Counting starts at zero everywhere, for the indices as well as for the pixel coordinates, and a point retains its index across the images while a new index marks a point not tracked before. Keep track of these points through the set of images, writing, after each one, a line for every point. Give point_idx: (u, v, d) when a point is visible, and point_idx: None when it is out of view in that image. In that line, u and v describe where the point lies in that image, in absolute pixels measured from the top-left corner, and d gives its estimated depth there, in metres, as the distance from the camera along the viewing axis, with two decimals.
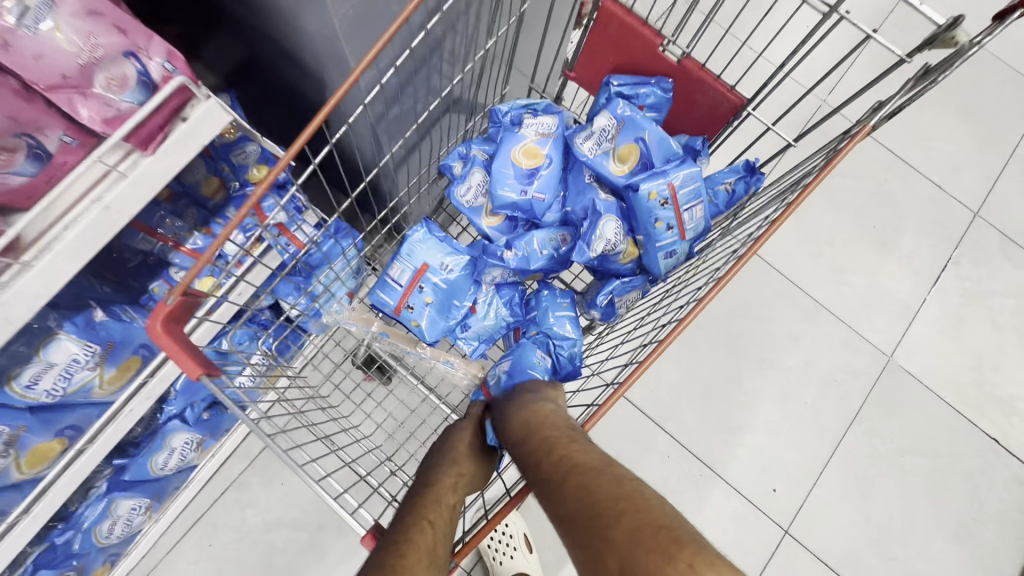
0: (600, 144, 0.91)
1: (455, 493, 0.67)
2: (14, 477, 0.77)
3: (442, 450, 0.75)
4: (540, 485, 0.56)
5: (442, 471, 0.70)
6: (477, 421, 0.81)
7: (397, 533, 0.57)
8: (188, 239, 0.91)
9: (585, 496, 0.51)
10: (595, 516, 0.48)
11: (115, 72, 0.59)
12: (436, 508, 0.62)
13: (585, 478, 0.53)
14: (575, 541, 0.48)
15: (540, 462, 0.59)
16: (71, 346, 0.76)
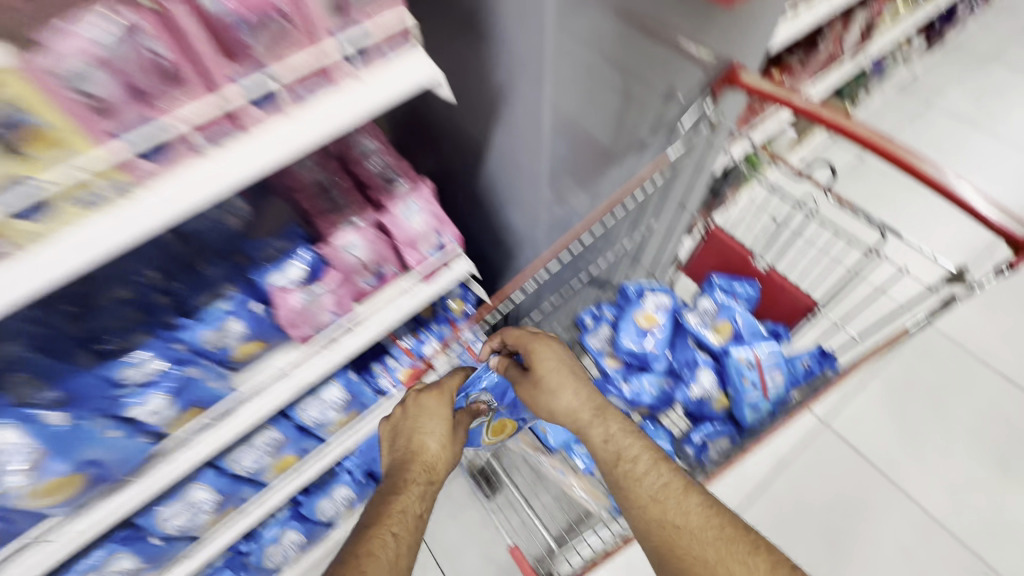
0: (703, 319, 1.24)
1: (420, 498, 0.86)
2: (266, 475, 1.13)
3: (405, 454, 0.94)
4: (655, 495, 0.81)
5: (409, 475, 0.89)
6: (436, 430, 0.98)
7: (361, 546, 0.75)
8: (404, 338, 1.28)
9: (714, 519, 0.78)
10: (728, 538, 0.75)
11: (430, 240, 1.03)
12: (402, 515, 0.81)
13: (709, 506, 0.79)
14: (704, 549, 0.75)
15: (655, 474, 0.84)
16: (336, 391, 1.15)
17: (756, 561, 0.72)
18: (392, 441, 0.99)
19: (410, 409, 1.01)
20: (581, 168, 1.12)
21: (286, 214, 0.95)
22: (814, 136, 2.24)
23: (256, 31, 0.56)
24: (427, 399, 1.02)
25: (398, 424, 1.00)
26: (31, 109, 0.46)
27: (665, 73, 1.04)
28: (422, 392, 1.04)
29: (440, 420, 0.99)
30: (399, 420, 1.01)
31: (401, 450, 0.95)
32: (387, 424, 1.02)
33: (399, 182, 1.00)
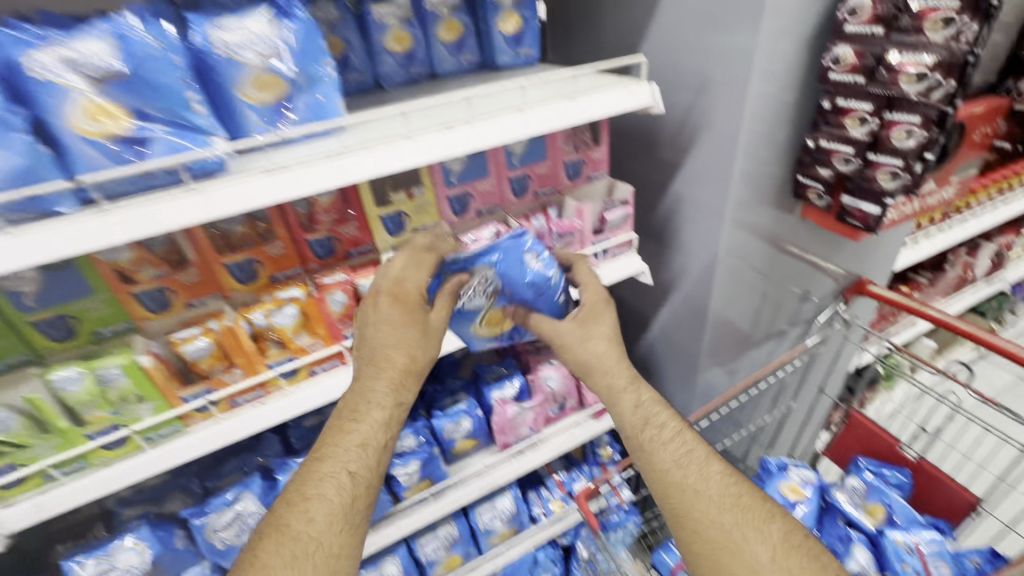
0: (853, 498, 1.29)
1: (382, 425, 0.74)
2: (435, 570, 1.31)
3: (373, 366, 0.75)
4: (677, 461, 0.77)
5: (373, 395, 0.74)
6: (408, 334, 0.77)
7: (306, 485, 0.68)
8: (558, 471, 1.49)
9: (734, 488, 0.74)
10: (747, 509, 0.72)
11: None
12: (360, 451, 0.71)
13: (731, 476, 0.75)
14: (720, 517, 0.71)
15: (679, 439, 0.79)
16: (506, 502, 1.35)
17: (773, 530, 0.69)
18: (364, 355, 0.78)
19: (370, 315, 0.77)
20: (733, 347, 1.37)
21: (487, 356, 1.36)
22: (960, 349, 2.25)
23: (561, 239, 0.97)
24: (408, 284, 0.78)
25: (373, 331, 0.77)
26: None
27: (802, 280, 1.33)
28: (394, 297, 0.77)
29: (414, 330, 0.77)
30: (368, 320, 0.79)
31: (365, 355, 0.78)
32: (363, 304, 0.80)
33: None
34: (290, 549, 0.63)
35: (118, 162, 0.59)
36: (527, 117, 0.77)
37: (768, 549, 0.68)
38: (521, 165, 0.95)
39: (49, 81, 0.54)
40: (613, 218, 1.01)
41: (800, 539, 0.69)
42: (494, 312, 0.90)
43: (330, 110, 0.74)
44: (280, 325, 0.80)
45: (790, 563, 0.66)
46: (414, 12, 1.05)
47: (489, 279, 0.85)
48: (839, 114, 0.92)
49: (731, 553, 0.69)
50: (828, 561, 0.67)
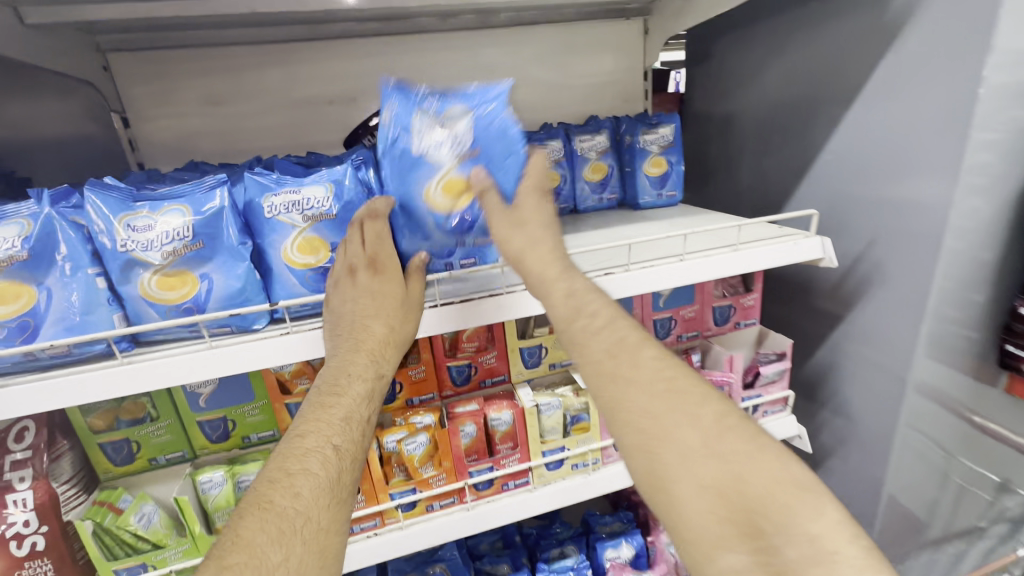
0: None
1: (367, 398, 0.59)
2: None
3: (352, 338, 0.60)
4: (607, 350, 0.53)
5: (355, 366, 0.59)
6: (387, 298, 0.62)
7: (286, 463, 0.51)
8: None
9: (667, 373, 0.51)
10: (681, 395, 0.50)
11: None
12: (346, 425, 0.56)
13: (668, 360, 0.53)
14: (649, 405, 0.49)
15: (609, 328, 0.55)
16: None
17: (707, 414, 0.48)
18: (333, 328, 0.61)
19: (344, 293, 0.62)
20: (914, 540, 1.09)
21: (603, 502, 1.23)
22: None
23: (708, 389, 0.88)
24: (388, 257, 0.63)
25: (345, 307, 0.61)
26: (588, 412, 0.84)
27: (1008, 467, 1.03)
28: (378, 270, 0.62)
29: (395, 297, 0.63)
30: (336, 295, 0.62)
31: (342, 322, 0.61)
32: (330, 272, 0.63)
33: None
34: (276, 531, 0.46)
35: (315, 290, 0.65)
36: (687, 266, 0.74)
37: (699, 434, 0.47)
38: (667, 307, 0.90)
39: (277, 219, 0.62)
40: (768, 372, 0.90)
41: (737, 421, 0.48)
42: (452, 177, 0.64)
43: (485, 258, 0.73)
44: (410, 453, 0.78)
45: (726, 447, 0.46)
46: (565, 155, 1.12)
47: (466, 133, 0.64)
48: None
49: (658, 444, 0.47)
50: (771, 444, 0.47)
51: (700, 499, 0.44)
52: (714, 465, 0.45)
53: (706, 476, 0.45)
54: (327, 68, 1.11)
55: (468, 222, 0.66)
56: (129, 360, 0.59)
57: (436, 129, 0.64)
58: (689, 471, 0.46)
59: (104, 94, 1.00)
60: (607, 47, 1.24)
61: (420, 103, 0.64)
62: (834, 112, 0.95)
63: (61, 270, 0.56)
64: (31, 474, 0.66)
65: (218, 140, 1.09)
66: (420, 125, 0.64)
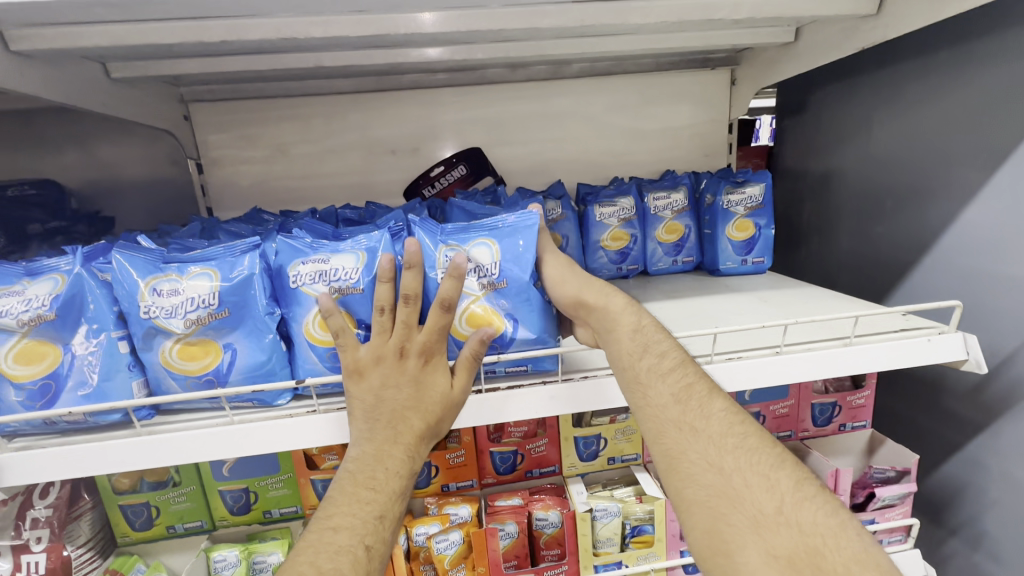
0: None
1: (400, 496, 0.50)
2: None
3: (392, 426, 0.52)
4: (676, 398, 0.49)
5: (393, 459, 0.51)
6: (437, 381, 0.54)
7: (318, 559, 0.43)
8: None
9: (740, 426, 0.47)
10: (753, 453, 0.45)
11: None
12: (379, 524, 0.47)
13: (741, 419, 0.48)
14: (714, 458, 0.45)
15: (680, 372, 0.51)
16: None
17: (782, 477, 0.43)
18: (370, 410, 0.52)
19: (386, 374, 0.53)
20: None
21: None
22: None
23: None
24: (438, 343, 0.55)
25: (386, 393, 0.53)
26: (653, 522, 0.70)
27: None
28: (425, 357, 0.54)
29: (440, 386, 0.54)
30: (376, 374, 0.53)
31: (386, 399, 0.52)
32: (352, 348, 0.54)
33: None
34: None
35: (335, 369, 0.57)
36: (785, 361, 0.60)
37: (771, 497, 0.41)
38: (754, 401, 0.76)
39: (301, 290, 0.56)
40: (886, 496, 0.72)
41: (816, 493, 0.42)
42: (478, 307, 0.57)
43: (544, 339, 0.58)
44: (440, 553, 0.67)
45: (802, 519, 0.40)
46: (637, 213, 1.02)
47: (492, 265, 0.57)
48: None
49: (729, 503, 0.42)
50: (852, 518, 0.41)
51: (770, 571, 0.38)
52: (790, 531, 0.39)
53: (778, 544, 0.39)
54: (395, 117, 1.10)
55: (498, 348, 0.58)
56: (148, 431, 0.55)
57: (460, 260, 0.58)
58: (758, 535, 0.40)
59: (183, 144, 1.03)
60: (688, 98, 1.15)
61: (445, 234, 0.58)
62: (968, 178, 0.79)
63: (85, 330, 0.53)
64: (48, 535, 0.62)
65: (285, 187, 1.10)
66: (443, 257, 0.57)
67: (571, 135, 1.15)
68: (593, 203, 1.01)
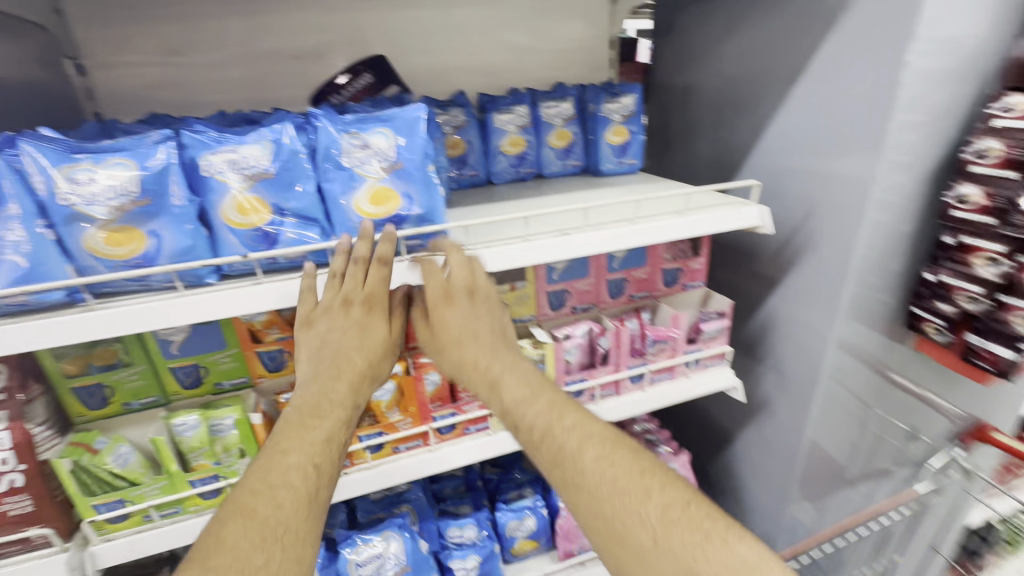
0: None
1: (344, 426, 0.64)
2: None
3: (336, 365, 0.66)
4: (555, 457, 0.62)
5: (336, 391, 0.65)
6: (371, 333, 0.69)
7: (272, 475, 0.55)
8: None
9: (610, 470, 0.60)
10: (627, 495, 0.58)
11: None
12: (326, 446, 0.60)
13: (612, 459, 0.61)
14: (603, 514, 0.58)
15: (550, 435, 0.64)
16: None
17: (654, 515, 0.57)
18: (315, 352, 0.66)
19: (332, 318, 0.66)
20: (825, 476, 1.24)
21: None
22: None
23: (654, 345, 0.97)
24: (379, 286, 0.67)
25: (331, 336, 0.66)
26: (545, 362, 0.91)
27: (910, 416, 1.20)
28: (367, 301, 0.67)
29: (380, 328, 0.70)
30: (321, 321, 0.66)
31: (327, 350, 0.67)
32: (307, 296, 0.66)
33: (662, 445, 1.28)
34: (258, 540, 0.50)
35: (254, 249, 0.67)
36: (637, 229, 0.81)
37: (650, 535, 0.56)
38: (620, 268, 0.98)
39: (214, 178, 0.63)
40: (709, 329, 0.99)
41: (681, 514, 0.57)
42: (379, 186, 0.69)
43: (437, 215, 0.72)
44: (377, 399, 0.84)
45: (676, 544, 0.55)
46: (531, 121, 1.15)
47: (388, 149, 0.68)
48: (964, 252, 0.89)
49: (622, 543, 0.57)
50: (715, 525, 0.56)
51: None
52: (672, 563, 0.54)
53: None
54: (293, 22, 1.09)
55: (397, 224, 0.71)
56: (102, 307, 0.61)
57: (362, 147, 0.68)
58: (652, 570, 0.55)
59: (54, 39, 0.96)
60: (577, 14, 1.27)
61: (344, 125, 0.68)
62: (781, 90, 1.02)
63: (6, 218, 0.57)
64: (7, 415, 0.67)
65: (182, 92, 1.07)
66: (345, 144, 0.67)
67: (470, 46, 1.22)
68: (492, 111, 1.12)
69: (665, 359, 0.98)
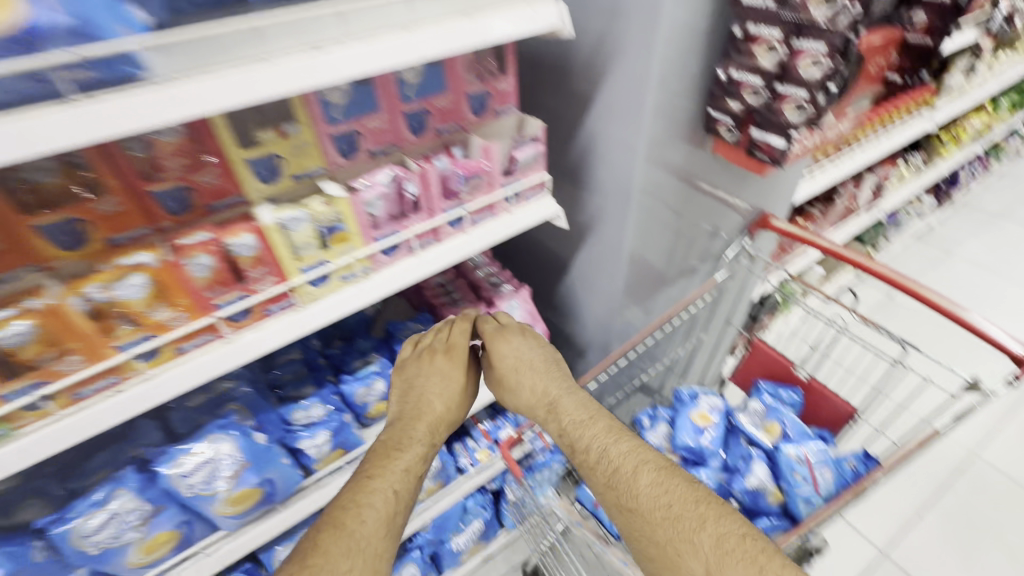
0: (753, 420, 1.39)
1: (422, 458, 0.90)
2: (359, 534, 1.29)
3: (417, 406, 0.98)
4: (610, 481, 0.82)
5: (416, 428, 0.94)
6: (450, 387, 1.03)
7: (360, 496, 0.79)
8: (483, 422, 1.52)
9: (663, 497, 0.76)
10: (677, 520, 0.73)
11: (525, 333, 1.29)
12: (405, 474, 0.85)
13: (666, 485, 0.78)
14: (660, 534, 0.73)
15: (605, 459, 0.83)
16: (430, 459, 1.32)
17: (701, 538, 0.70)
18: (405, 391, 1.02)
19: (425, 367, 1.03)
20: (645, 282, 1.38)
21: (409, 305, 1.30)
22: (843, 273, 2.49)
23: (467, 182, 0.89)
24: (456, 346, 1.05)
25: (418, 380, 1.02)
26: (344, 220, 0.78)
27: (710, 215, 1.35)
28: (451, 355, 1.05)
29: (458, 376, 1.04)
30: (401, 373, 1.04)
31: (411, 395, 1.00)
32: (410, 354, 1.06)
33: (504, 285, 1.28)
34: (344, 548, 0.71)
35: None
36: (414, 39, 0.65)
37: (699, 560, 0.69)
38: (417, 97, 0.83)
39: None
40: (524, 158, 0.93)
41: (733, 545, 0.68)
42: None
43: (104, 30, 0.51)
44: (126, 299, 0.66)
45: (723, 569, 0.67)
46: None
47: None
48: (749, 42, 0.91)
49: (668, 559, 0.72)
50: (764, 558, 0.67)
51: None
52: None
53: None
54: None
55: (31, 42, 0.48)
56: None
57: None
58: None
59: None
60: None
61: None
62: None
63: None
64: None
65: None
66: None
67: None
68: None
69: (484, 196, 0.93)
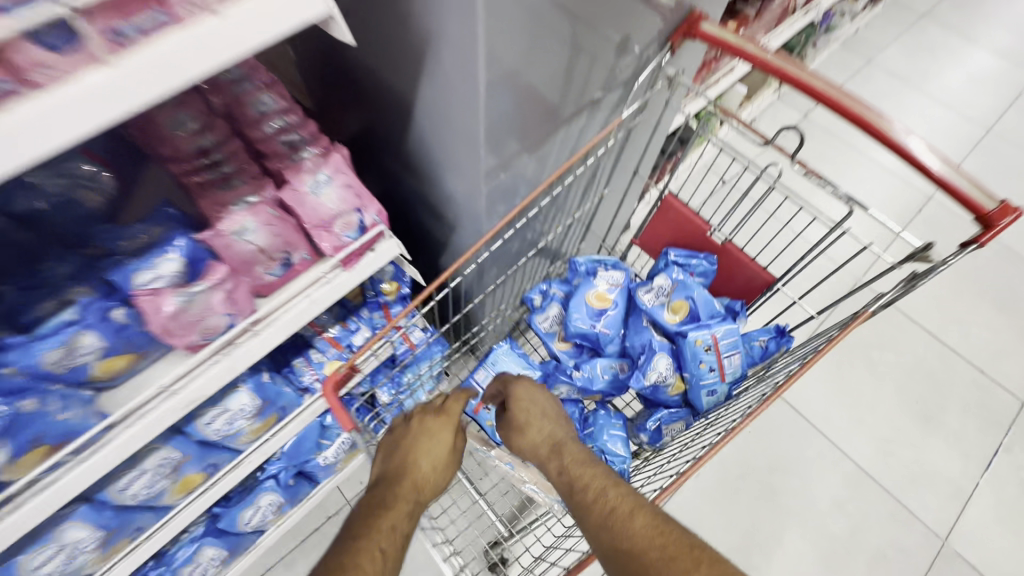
0: (658, 298, 1.13)
1: (406, 517, 0.85)
2: (164, 499, 0.97)
3: (403, 459, 0.93)
4: (603, 523, 0.76)
5: (400, 486, 0.89)
6: (433, 450, 0.96)
7: (346, 560, 0.72)
8: (330, 328, 1.19)
9: (658, 538, 0.70)
10: (674, 559, 0.67)
11: (347, 219, 0.87)
12: (390, 532, 0.79)
13: (662, 527, 0.71)
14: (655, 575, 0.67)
15: (602, 499, 0.79)
16: (244, 399, 0.97)
17: None
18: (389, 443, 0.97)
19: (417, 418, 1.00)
20: (525, 129, 0.95)
21: (161, 188, 0.80)
22: (764, 94, 2.17)
23: None
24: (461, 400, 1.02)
25: (402, 430, 0.98)
26: None
27: (617, 17, 0.88)
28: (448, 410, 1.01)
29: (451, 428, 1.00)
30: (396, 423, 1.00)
31: (399, 438, 0.97)
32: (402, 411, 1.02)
33: (306, 151, 0.85)
34: None
35: None
36: None
37: None
38: None
39: None
40: None
41: None
42: None
43: None
44: None
45: None
46: None
47: None
48: None
49: None
50: None
51: None
52: None
53: None
54: None
55: None
56: None
57: None
58: None
59: None
60: None
61: None
62: None
63: None
64: None
65: None
66: None
67: None
68: None
69: None
